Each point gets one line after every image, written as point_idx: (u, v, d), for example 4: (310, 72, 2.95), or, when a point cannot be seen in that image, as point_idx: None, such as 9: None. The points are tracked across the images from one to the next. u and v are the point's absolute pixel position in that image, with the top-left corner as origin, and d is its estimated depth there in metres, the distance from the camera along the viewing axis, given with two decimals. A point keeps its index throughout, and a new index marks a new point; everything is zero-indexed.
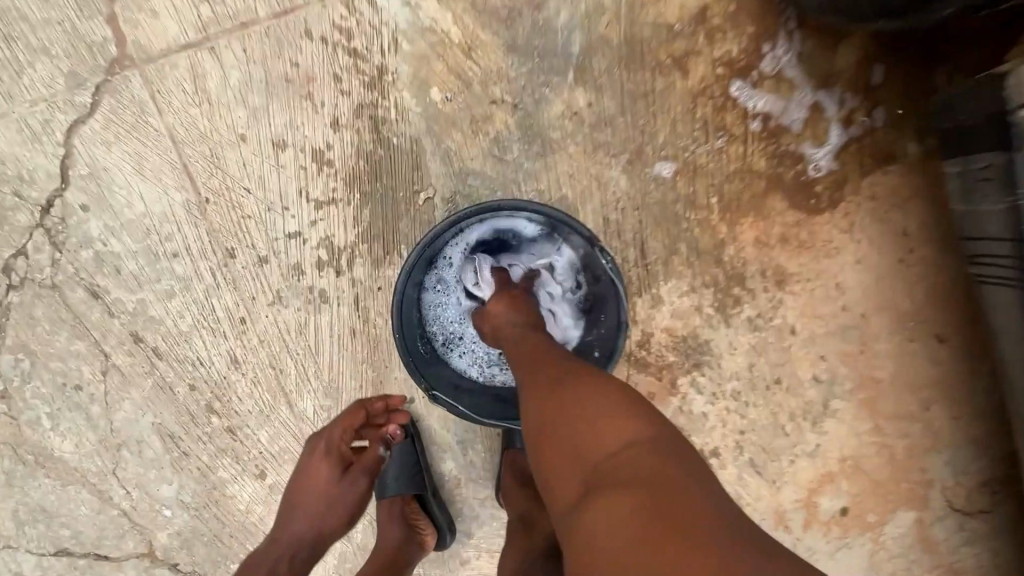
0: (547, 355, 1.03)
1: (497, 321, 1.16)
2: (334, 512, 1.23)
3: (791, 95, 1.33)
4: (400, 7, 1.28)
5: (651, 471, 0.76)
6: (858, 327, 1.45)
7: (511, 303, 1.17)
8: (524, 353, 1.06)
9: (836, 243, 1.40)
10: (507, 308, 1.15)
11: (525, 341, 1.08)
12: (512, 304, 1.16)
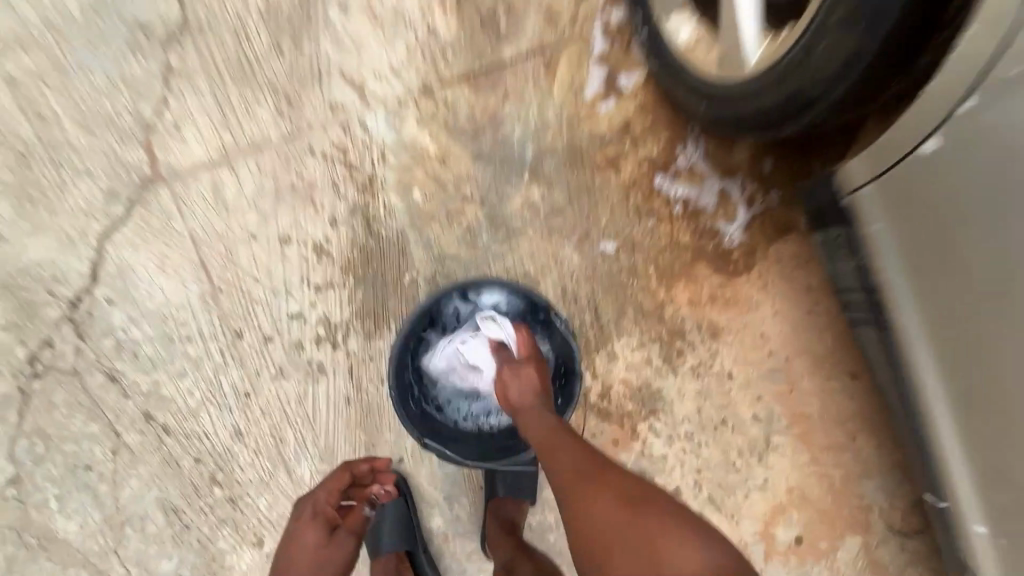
0: (574, 446, 1.15)
1: (513, 387, 1.31)
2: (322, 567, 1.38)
3: (703, 184, 1.66)
4: (385, 129, 1.58)
5: (699, 568, 0.90)
6: (783, 370, 1.70)
7: (525, 383, 1.31)
8: (550, 440, 1.18)
9: (755, 300, 1.68)
10: (518, 380, 1.32)
11: (546, 425, 1.22)
12: (526, 380, 1.31)
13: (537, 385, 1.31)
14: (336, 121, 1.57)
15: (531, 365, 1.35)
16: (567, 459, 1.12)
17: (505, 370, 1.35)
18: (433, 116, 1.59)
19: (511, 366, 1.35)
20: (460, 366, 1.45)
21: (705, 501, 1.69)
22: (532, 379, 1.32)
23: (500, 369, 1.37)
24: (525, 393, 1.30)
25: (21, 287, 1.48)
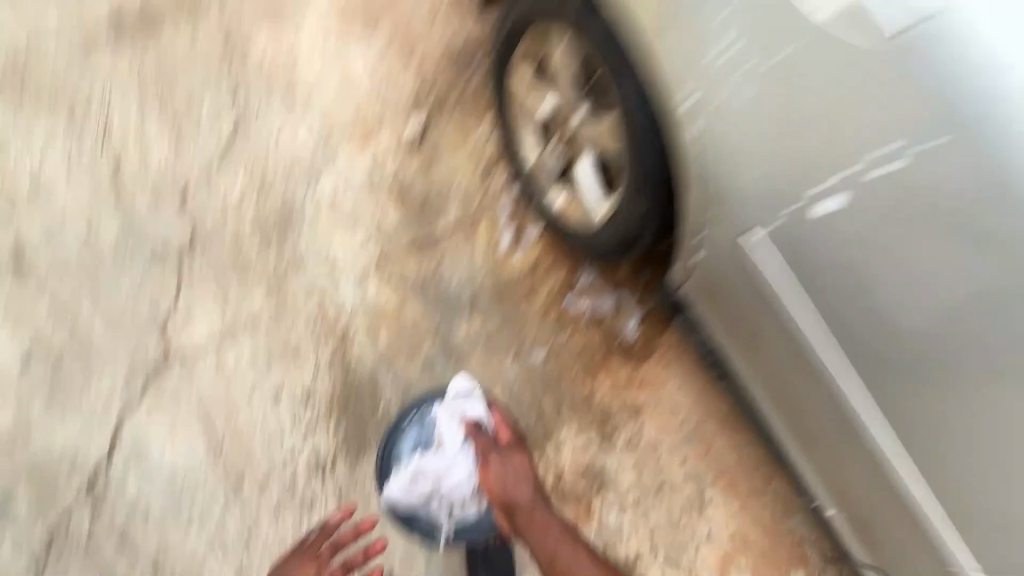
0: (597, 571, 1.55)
1: (506, 481, 1.65)
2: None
3: (602, 296, 2.16)
4: (353, 295, 2.05)
5: None
6: (699, 432, 2.08)
7: (524, 490, 1.64)
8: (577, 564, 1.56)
9: (662, 378, 2.12)
10: (511, 469, 1.67)
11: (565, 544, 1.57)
12: (522, 484, 1.65)
13: (531, 488, 1.65)
14: (314, 295, 2.03)
15: (513, 448, 1.71)
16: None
17: (494, 457, 1.69)
18: (389, 279, 2.09)
19: (501, 455, 1.69)
20: (433, 456, 1.73)
21: (662, 560, 1.96)
22: (528, 485, 1.66)
23: (490, 458, 1.69)
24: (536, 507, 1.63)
25: (50, 468, 1.81)
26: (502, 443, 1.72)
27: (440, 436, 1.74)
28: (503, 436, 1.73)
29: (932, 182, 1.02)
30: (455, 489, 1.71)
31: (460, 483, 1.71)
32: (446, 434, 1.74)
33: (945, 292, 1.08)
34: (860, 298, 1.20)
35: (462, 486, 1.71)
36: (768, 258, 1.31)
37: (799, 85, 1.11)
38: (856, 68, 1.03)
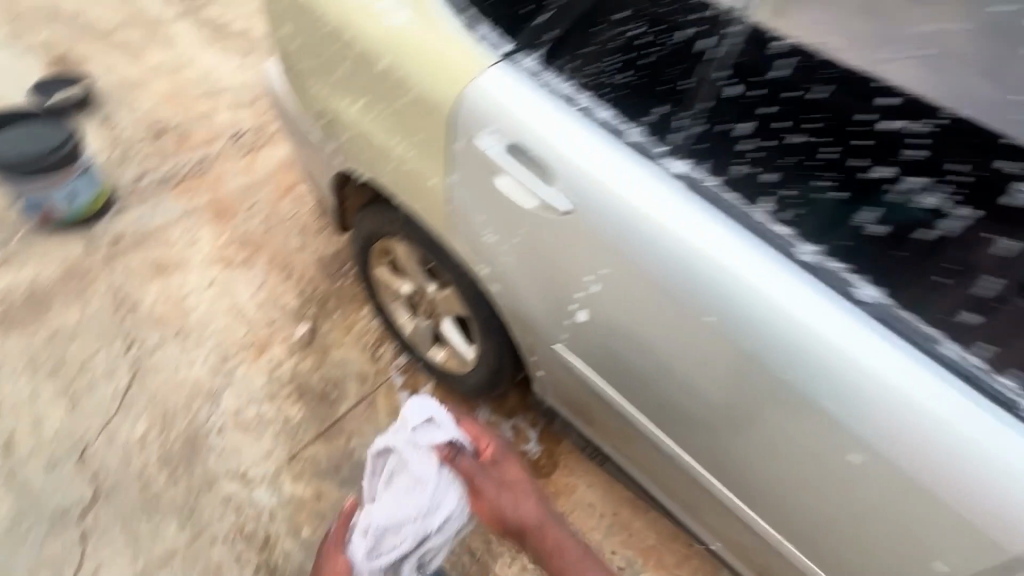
0: None
1: (508, 507, 1.30)
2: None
3: (500, 426, 2.45)
4: (269, 496, 2.17)
5: None
6: (618, 521, 2.30)
7: (529, 513, 1.30)
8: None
9: (571, 483, 2.36)
10: (508, 498, 1.31)
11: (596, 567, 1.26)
12: (537, 510, 1.32)
13: (545, 512, 1.32)
14: (230, 508, 2.13)
15: (514, 470, 1.37)
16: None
17: (483, 479, 1.34)
18: (302, 473, 2.23)
19: (501, 483, 1.34)
20: (402, 494, 1.37)
21: None
22: (540, 513, 1.31)
23: (481, 481, 1.34)
24: (558, 532, 1.29)
25: None
26: (489, 463, 1.36)
27: (408, 458, 1.38)
28: (495, 454, 1.38)
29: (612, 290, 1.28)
30: (439, 525, 1.35)
31: (444, 515, 1.34)
32: (410, 462, 1.38)
33: (674, 364, 1.25)
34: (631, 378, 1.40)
35: (445, 517, 1.35)
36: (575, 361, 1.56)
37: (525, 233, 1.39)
38: (554, 244, 1.34)
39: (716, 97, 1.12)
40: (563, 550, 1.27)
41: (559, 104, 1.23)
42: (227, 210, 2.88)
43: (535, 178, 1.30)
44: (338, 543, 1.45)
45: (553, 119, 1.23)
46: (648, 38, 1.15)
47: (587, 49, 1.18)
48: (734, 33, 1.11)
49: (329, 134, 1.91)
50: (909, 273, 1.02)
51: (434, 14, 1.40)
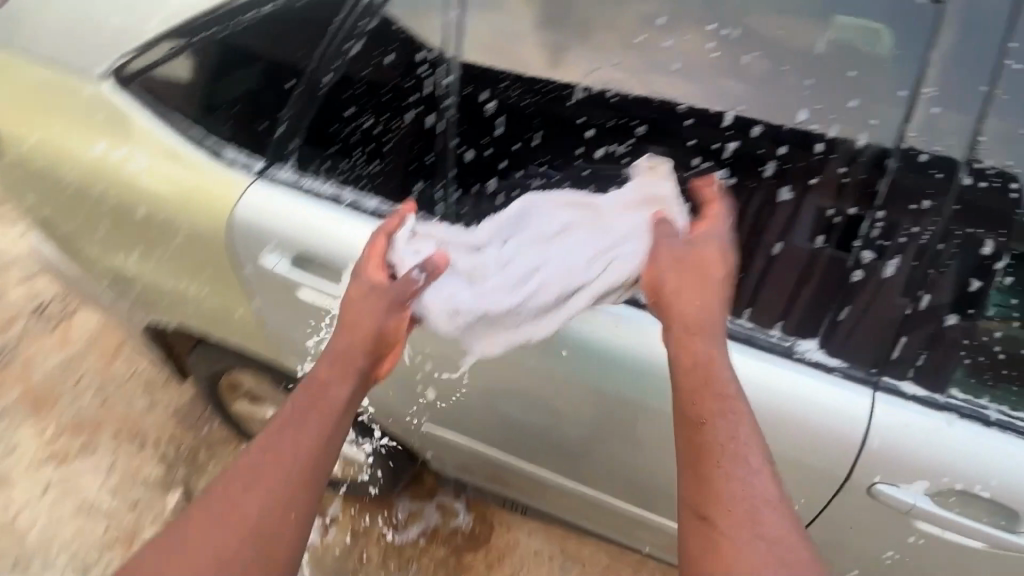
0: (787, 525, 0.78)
1: (683, 289, 0.89)
2: (315, 422, 0.92)
3: (424, 513, 2.32)
4: None
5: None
6: (569, 558, 2.25)
7: (703, 299, 0.89)
8: (738, 442, 0.82)
9: (512, 539, 2.27)
10: (674, 270, 0.91)
11: (743, 425, 0.84)
12: (719, 311, 0.89)
13: (717, 325, 0.89)
14: None
15: (716, 249, 0.92)
16: (737, 485, 0.80)
17: (675, 249, 0.92)
18: None
19: (686, 255, 0.91)
20: (564, 251, 1.00)
21: None
22: (716, 322, 0.89)
23: (664, 258, 0.92)
24: (712, 348, 0.88)
25: None
26: (694, 240, 0.92)
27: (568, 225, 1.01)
28: (695, 231, 0.94)
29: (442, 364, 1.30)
30: (601, 283, 0.97)
31: (609, 280, 0.97)
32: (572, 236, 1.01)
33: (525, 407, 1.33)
34: (494, 431, 1.46)
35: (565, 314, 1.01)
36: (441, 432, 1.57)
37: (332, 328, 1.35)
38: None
39: (458, 164, 1.14)
40: (711, 382, 0.86)
41: (328, 206, 1.23)
42: (46, 398, 2.48)
43: (329, 283, 1.26)
44: (381, 256, 1.03)
45: (326, 222, 1.22)
46: (382, 125, 1.15)
47: (331, 149, 1.21)
48: (447, 106, 1.12)
49: (119, 291, 1.72)
50: None
51: (178, 148, 1.33)
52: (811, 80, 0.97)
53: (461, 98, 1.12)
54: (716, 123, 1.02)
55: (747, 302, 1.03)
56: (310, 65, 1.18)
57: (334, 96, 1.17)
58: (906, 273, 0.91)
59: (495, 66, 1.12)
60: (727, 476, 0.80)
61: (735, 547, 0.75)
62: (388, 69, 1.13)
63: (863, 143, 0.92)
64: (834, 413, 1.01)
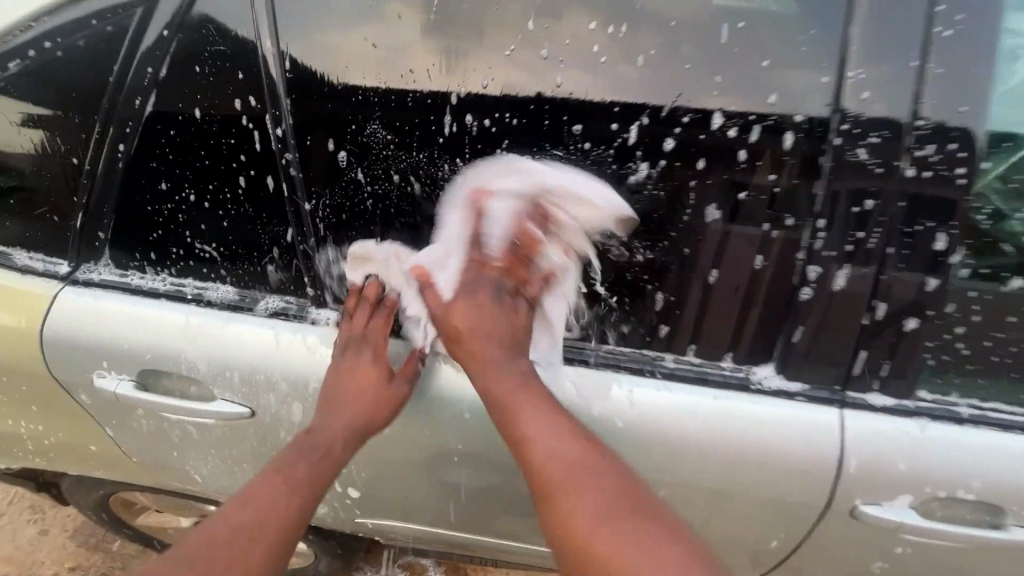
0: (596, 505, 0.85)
1: (480, 330, 0.92)
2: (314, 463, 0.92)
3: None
4: None
5: None
6: None
7: (494, 337, 0.92)
8: (566, 451, 0.87)
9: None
10: (473, 309, 0.92)
11: (552, 416, 0.89)
12: (507, 341, 0.93)
13: (515, 350, 0.94)
14: None
15: (498, 271, 0.90)
16: (580, 473, 0.86)
17: (462, 285, 0.91)
18: None
19: (467, 294, 0.91)
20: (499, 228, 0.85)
21: None
22: (512, 343, 0.94)
23: (458, 296, 0.91)
24: (507, 377, 0.92)
25: None
26: (469, 270, 0.90)
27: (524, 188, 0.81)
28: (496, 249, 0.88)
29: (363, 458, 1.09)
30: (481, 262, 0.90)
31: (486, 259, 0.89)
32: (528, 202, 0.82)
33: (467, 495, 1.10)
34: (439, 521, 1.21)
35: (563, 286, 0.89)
36: (385, 527, 1.31)
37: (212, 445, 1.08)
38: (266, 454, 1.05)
39: (318, 236, 0.88)
40: (517, 403, 0.89)
41: (168, 305, 0.97)
42: None
43: (192, 399, 1.00)
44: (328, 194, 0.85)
45: (169, 326, 0.96)
46: (212, 198, 0.87)
47: (157, 236, 0.93)
48: (289, 168, 0.83)
49: None
50: (602, 323, 0.89)
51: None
52: (794, 48, 0.73)
53: (303, 152, 0.82)
54: (617, 142, 0.77)
55: (689, 337, 0.88)
56: (92, 133, 0.86)
57: (136, 171, 0.87)
58: (861, 282, 0.79)
59: (359, 86, 0.79)
60: (581, 489, 0.86)
61: (602, 546, 0.83)
62: (198, 126, 0.83)
63: (791, 144, 0.73)
64: (804, 443, 0.89)
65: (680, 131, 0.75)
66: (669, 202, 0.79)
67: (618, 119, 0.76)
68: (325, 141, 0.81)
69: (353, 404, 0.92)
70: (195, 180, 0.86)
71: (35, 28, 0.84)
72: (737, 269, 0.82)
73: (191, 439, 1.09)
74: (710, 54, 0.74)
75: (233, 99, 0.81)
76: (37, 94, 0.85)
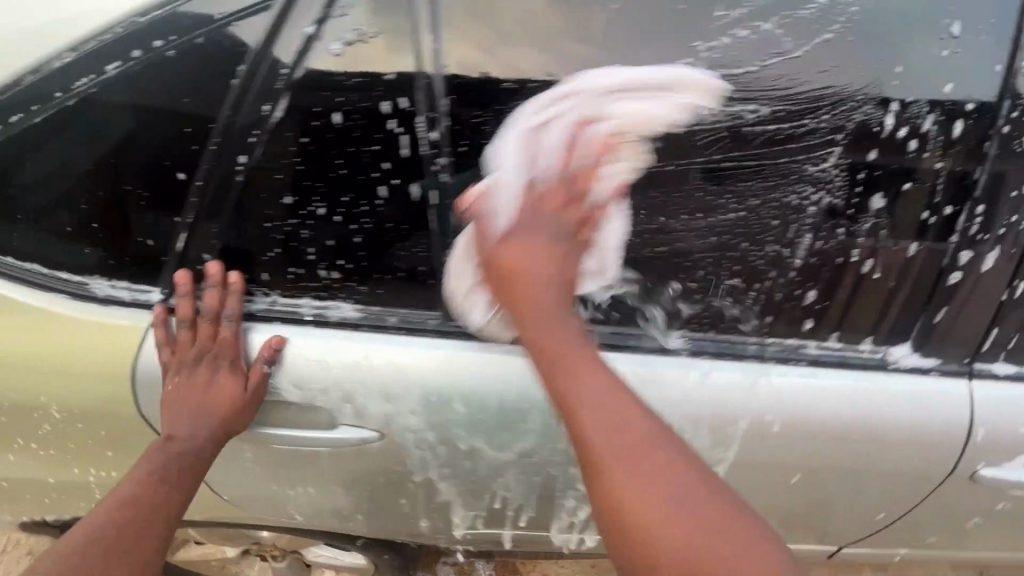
0: (655, 460, 0.65)
1: (526, 268, 0.73)
2: (173, 466, 0.87)
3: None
4: None
5: None
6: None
7: (550, 287, 0.74)
8: (622, 430, 0.66)
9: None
10: (529, 241, 0.73)
11: (614, 391, 0.69)
12: (557, 282, 0.74)
13: (560, 289, 0.74)
14: None
15: (576, 210, 0.75)
16: (631, 456, 0.65)
17: (541, 234, 0.73)
18: None
19: (518, 223, 0.74)
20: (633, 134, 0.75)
21: None
22: (562, 284, 0.75)
23: (515, 237, 0.74)
24: (557, 338, 0.72)
25: None
26: (552, 211, 0.73)
27: (629, 127, 0.75)
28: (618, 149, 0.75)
29: (482, 477, 1.03)
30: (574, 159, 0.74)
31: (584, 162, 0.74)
32: (599, 126, 0.73)
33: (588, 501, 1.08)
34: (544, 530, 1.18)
35: (608, 236, 0.81)
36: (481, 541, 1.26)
37: (324, 471, 1.01)
38: (392, 470, 1.02)
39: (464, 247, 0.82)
40: (576, 377, 0.70)
41: (290, 330, 0.90)
42: None
43: (313, 424, 0.95)
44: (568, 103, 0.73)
45: (292, 351, 0.89)
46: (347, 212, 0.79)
47: (275, 254, 0.84)
48: (439, 175, 0.77)
49: None
50: (751, 317, 0.89)
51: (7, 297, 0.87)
52: (975, 36, 0.74)
53: (458, 157, 0.76)
54: (782, 134, 0.77)
55: (833, 326, 0.90)
56: (204, 142, 0.75)
57: (255, 184, 0.78)
58: (1008, 260, 0.83)
59: (522, 78, 0.73)
60: (615, 454, 0.65)
61: (653, 521, 0.63)
62: (336, 131, 0.75)
63: (960, 131, 0.76)
64: (934, 418, 0.94)
65: (857, 126, 0.76)
66: (839, 198, 0.80)
67: (795, 115, 0.76)
68: (485, 143, 0.76)
69: (212, 406, 0.88)
70: (326, 191, 0.78)
71: (136, 24, 0.72)
72: (890, 257, 0.84)
73: (297, 467, 1.01)
74: (887, 45, 0.74)
75: (379, 102, 0.73)
76: (138, 100, 0.73)
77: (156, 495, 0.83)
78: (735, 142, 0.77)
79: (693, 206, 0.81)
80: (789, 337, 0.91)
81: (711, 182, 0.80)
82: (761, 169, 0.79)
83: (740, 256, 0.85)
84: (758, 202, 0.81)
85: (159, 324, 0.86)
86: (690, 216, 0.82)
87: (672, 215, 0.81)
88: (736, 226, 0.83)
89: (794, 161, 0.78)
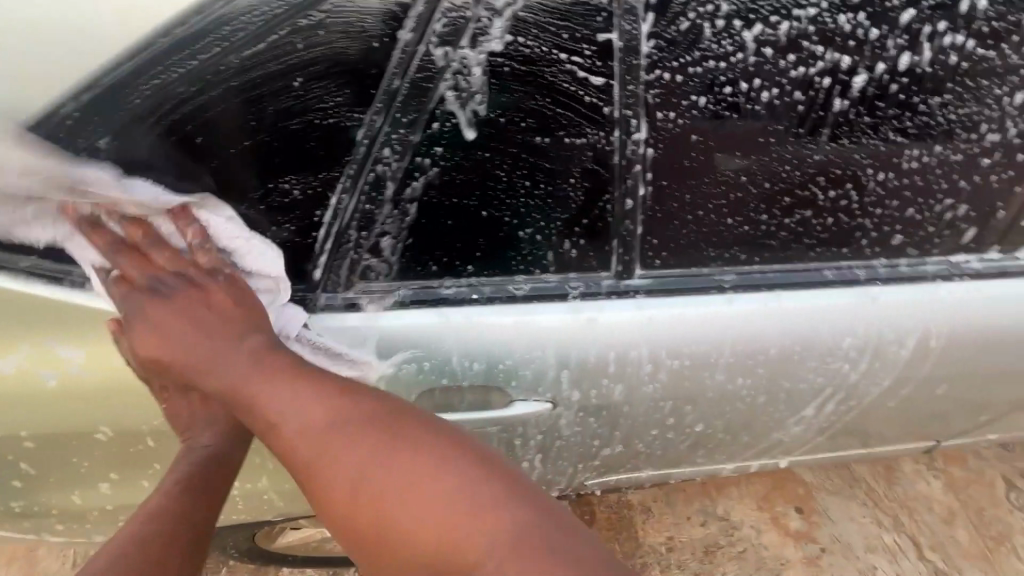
0: (348, 430, 0.68)
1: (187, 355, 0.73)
2: (191, 464, 0.80)
3: None
4: None
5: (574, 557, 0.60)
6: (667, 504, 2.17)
7: (212, 327, 0.72)
8: (314, 429, 0.70)
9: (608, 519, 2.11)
10: (171, 322, 0.72)
11: (268, 379, 0.71)
12: (184, 313, 0.72)
13: (226, 332, 0.72)
14: None
15: (169, 257, 0.71)
16: (327, 449, 0.68)
17: (138, 295, 0.71)
18: None
19: (167, 297, 0.71)
20: (784, 72, 0.71)
21: None
22: (211, 327, 0.72)
23: (133, 308, 0.71)
24: (232, 371, 0.72)
25: None
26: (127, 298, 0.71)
27: None
28: (750, 92, 0.72)
29: (639, 438, 0.99)
30: (693, 105, 0.72)
31: (704, 105, 0.72)
32: None
33: (734, 443, 1.06)
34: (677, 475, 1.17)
35: (228, 232, 0.72)
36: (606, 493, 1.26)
37: None
38: (559, 449, 0.96)
39: (646, 213, 0.78)
40: (249, 391, 0.71)
41: (465, 312, 0.79)
42: None
43: (487, 406, 0.85)
44: (688, 36, 0.69)
45: (471, 333, 0.80)
46: (528, 188, 0.74)
47: (442, 246, 0.77)
48: (632, 145, 0.74)
49: (59, 537, 1.08)
50: (926, 238, 0.88)
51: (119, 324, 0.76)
52: None
53: (651, 121, 0.73)
54: (977, 62, 0.75)
55: (998, 237, 0.90)
56: (369, 105, 0.68)
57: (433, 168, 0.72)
58: None
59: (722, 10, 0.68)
60: (283, 412, 0.70)
61: (397, 519, 0.64)
62: (510, 93, 0.69)
63: None
64: None
65: None
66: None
67: (985, 41, 0.73)
68: (683, 100, 0.72)
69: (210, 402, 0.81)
70: (501, 169, 0.73)
71: None
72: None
73: None
74: None
75: (568, 54, 0.68)
76: (321, 70, 0.66)
77: (189, 499, 0.77)
78: (940, 83, 0.75)
79: (882, 155, 0.79)
80: (959, 250, 0.90)
81: (901, 123, 0.77)
82: (948, 107, 0.77)
83: (908, 212, 0.84)
84: (941, 145, 0.79)
85: (121, 334, 0.75)
86: (876, 166, 0.79)
87: (859, 167, 0.79)
88: (912, 175, 0.81)
89: (985, 91, 0.77)
